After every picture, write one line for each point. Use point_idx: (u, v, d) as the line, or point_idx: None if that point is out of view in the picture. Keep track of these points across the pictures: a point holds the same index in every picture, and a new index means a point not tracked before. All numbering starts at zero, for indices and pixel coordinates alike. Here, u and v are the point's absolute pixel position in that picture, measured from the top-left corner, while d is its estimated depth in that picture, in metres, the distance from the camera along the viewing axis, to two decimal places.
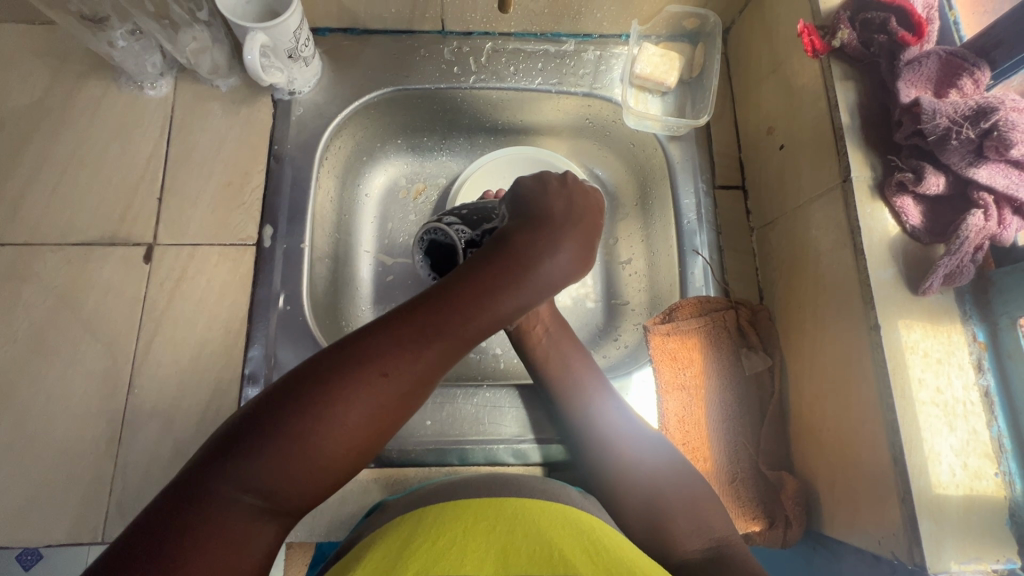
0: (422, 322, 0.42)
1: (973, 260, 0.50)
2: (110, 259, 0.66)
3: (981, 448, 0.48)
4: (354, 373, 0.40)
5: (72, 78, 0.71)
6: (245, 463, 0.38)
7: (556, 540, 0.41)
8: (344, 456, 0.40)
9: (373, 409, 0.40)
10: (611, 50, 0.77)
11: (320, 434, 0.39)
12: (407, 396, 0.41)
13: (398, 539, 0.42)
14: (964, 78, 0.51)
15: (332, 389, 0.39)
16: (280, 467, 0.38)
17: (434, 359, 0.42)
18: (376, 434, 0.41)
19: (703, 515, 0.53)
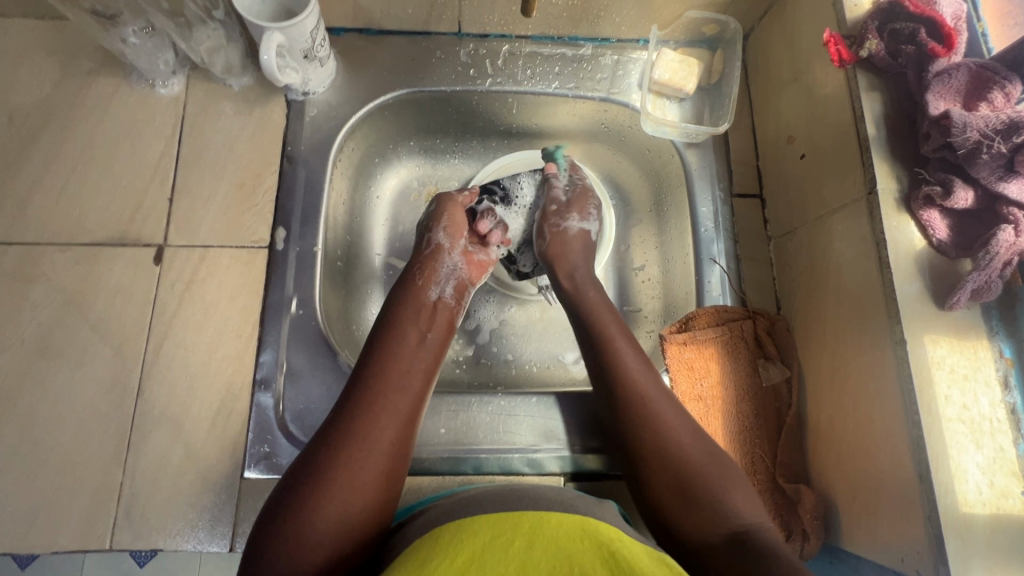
0: (369, 382, 0.52)
1: (1002, 275, 0.49)
2: (120, 260, 0.65)
3: (1007, 465, 0.48)
4: (326, 442, 0.48)
5: (82, 75, 0.69)
6: (269, 551, 0.43)
7: (577, 554, 0.40)
8: (345, 510, 0.45)
9: (352, 459, 0.47)
10: (629, 55, 0.76)
11: (313, 500, 0.45)
12: (377, 440, 0.49)
13: (414, 560, 0.40)
14: (994, 91, 0.51)
15: (335, 443, 0.48)
16: (314, 514, 0.45)
17: (386, 403, 0.51)
18: (365, 480, 0.47)
19: (730, 498, 0.49)
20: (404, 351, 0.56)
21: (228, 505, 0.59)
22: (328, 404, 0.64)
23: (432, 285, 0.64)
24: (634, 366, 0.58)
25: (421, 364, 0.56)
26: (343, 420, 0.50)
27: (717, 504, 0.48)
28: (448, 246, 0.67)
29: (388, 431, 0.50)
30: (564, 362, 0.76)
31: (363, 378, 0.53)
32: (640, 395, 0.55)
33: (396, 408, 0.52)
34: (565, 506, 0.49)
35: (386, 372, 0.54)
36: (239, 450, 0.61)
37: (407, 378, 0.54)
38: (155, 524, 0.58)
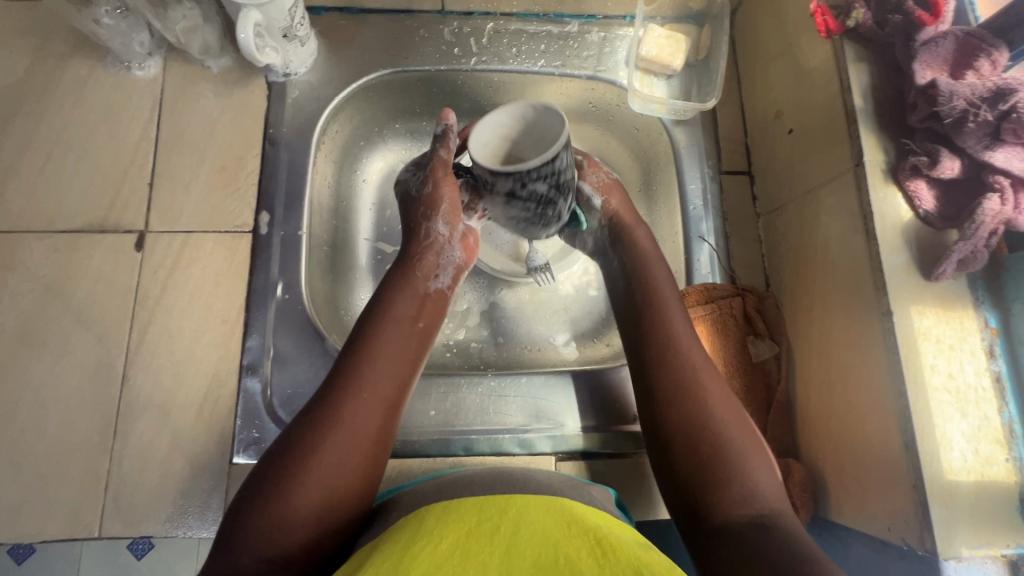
0: (354, 369, 0.51)
1: (987, 245, 0.49)
2: (100, 247, 0.63)
3: (992, 433, 0.48)
4: (309, 426, 0.47)
5: (55, 58, 0.68)
6: (241, 533, 0.43)
7: (562, 539, 0.40)
8: (322, 497, 0.45)
9: (332, 446, 0.46)
10: (616, 32, 0.75)
11: (292, 484, 0.44)
12: (360, 426, 0.48)
13: (399, 545, 0.40)
14: (981, 59, 0.51)
15: (315, 428, 0.47)
16: (291, 497, 0.44)
17: (366, 388, 0.50)
18: (346, 466, 0.47)
19: (752, 475, 0.49)
20: (394, 337, 0.54)
21: (218, 491, 0.59)
22: (317, 389, 0.63)
23: (433, 270, 0.61)
24: (682, 327, 0.57)
25: (408, 350, 0.55)
26: (330, 402, 0.49)
27: (739, 477, 0.48)
28: (446, 237, 0.62)
29: (369, 418, 0.49)
30: (554, 344, 0.76)
31: (349, 362, 0.52)
32: (694, 365, 0.54)
33: (382, 394, 0.51)
34: (553, 489, 0.49)
35: (372, 357, 0.52)
36: (228, 436, 0.60)
37: (395, 363, 0.53)
38: (144, 511, 0.57)
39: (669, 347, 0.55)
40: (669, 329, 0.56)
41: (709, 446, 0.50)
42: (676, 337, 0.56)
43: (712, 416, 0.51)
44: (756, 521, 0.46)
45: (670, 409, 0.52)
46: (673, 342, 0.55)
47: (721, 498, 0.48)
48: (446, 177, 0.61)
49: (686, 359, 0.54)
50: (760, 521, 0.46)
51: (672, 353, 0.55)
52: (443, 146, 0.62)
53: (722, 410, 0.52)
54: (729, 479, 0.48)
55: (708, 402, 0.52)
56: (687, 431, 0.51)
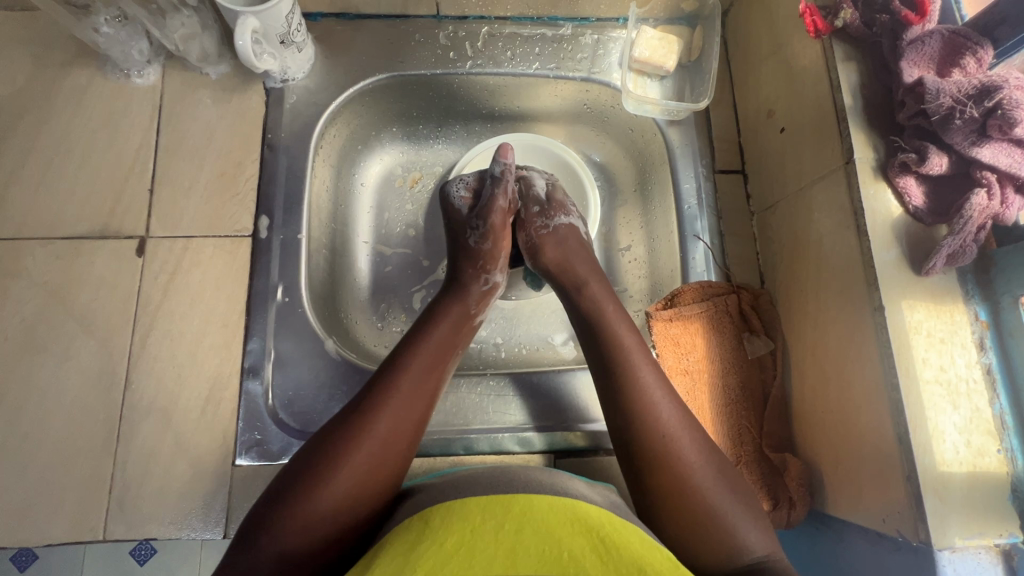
0: (393, 382, 0.52)
1: (976, 240, 0.50)
2: (102, 253, 0.64)
3: (983, 425, 0.49)
4: (344, 435, 0.48)
5: (55, 67, 0.68)
6: (264, 532, 0.44)
7: (567, 537, 0.41)
8: (349, 503, 0.46)
9: (366, 457, 0.47)
10: (609, 34, 0.76)
11: (323, 488, 0.45)
12: (391, 441, 0.49)
13: (404, 546, 0.41)
14: (966, 57, 0.51)
15: (346, 438, 0.48)
16: (314, 503, 0.44)
17: (404, 406, 0.51)
18: (373, 476, 0.47)
19: (738, 529, 0.49)
20: (432, 355, 0.55)
21: (220, 492, 0.59)
22: (318, 390, 0.63)
23: (467, 291, 0.63)
24: (651, 379, 0.55)
25: (444, 370, 0.56)
26: (367, 412, 0.49)
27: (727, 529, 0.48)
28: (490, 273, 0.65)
29: (405, 434, 0.50)
30: (553, 343, 0.77)
31: (388, 376, 0.52)
32: (652, 418, 0.53)
33: (418, 415, 0.51)
34: (554, 487, 0.50)
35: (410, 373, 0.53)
36: (230, 438, 0.61)
37: (428, 380, 0.54)
38: (148, 513, 0.58)
39: (637, 411, 0.54)
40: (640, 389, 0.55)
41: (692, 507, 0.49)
42: (650, 395, 0.54)
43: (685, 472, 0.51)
44: (752, 566, 0.46)
45: (652, 473, 0.51)
46: (644, 406, 0.54)
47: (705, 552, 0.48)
48: (502, 224, 0.66)
49: (644, 411, 0.54)
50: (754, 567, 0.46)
51: (642, 414, 0.53)
52: (500, 189, 0.66)
53: (695, 460, 0.52)
54: (719, 536, 0.48)
55: (686, 459, 0.51)
56: (671, 492, 0.50)
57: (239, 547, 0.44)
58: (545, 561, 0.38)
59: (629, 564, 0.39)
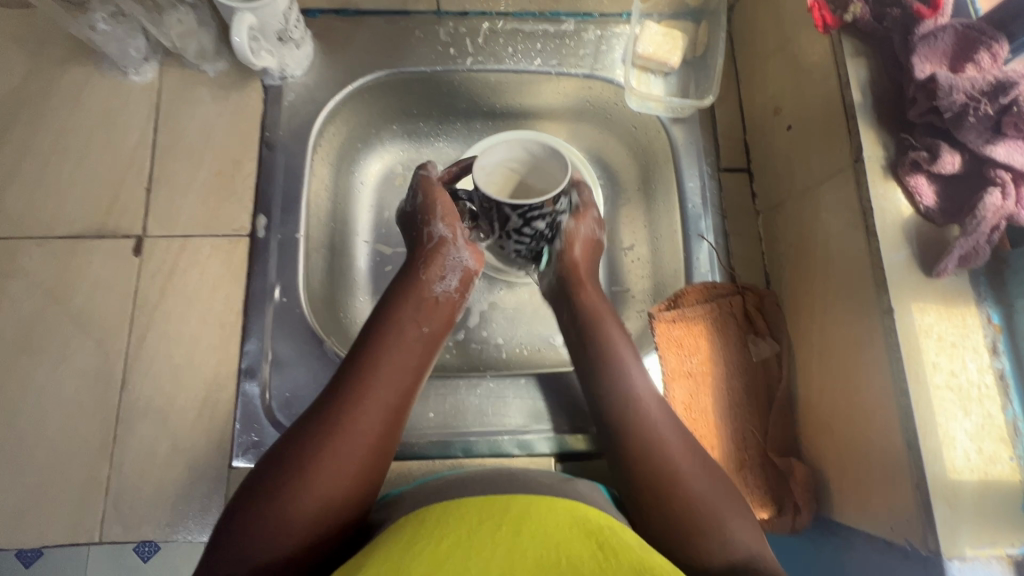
0: (356, 382, 0.51)
1: (989, 241, 0.48)
2: (98, 252, 0.64)
3: (996, 432, 0.47)
4: (306, 442, 0.47)
5: (52, 64, 0.68)
6: (233, 542, 0.43)
7: (565, 542, 0.40)
8: (318, 509, 0.45)
9: (330, 462, 0.46)
10: (612, 30, 0.75)
11: (289, 495, 0.44)
12: (360, 437, 0.48)
13: (398, 546, 0.40)
14: (980, 53, 0.50)
15: (313, 439, 0.47)
16: (282, 507, 0.44)
17: (367, 407, 0.50)
18: (341, 477, 0.46)
19: (728, 523, 0.48)
20: (399, 351, 0.54)
21: (217, 494, 0.59)
22: (315, 392, 0.63)
23: (437, 280, 0.60)
24: (642, 384, 0.56)
25: (408, 361, 0.54)
26: (329, 417, 0.48)
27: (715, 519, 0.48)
28: (450, 238, 0.61)
29: (368, 432, 0.49)
30: (554, 345, 0.76)
31: (350, 377, 0.51)
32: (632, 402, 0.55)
33: (384, 413, 0.50)
34: (553, 489, 0.49)
35: (371, 373, 0.52)
36: (227, 440, 0.60)
37: (399, 375, 0.53)
38: (145, 515, 0.58)
39: (628, 404, 0.55)
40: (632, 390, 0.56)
41: (683, 492, 0.49)
42: (638, 393, 0.56)
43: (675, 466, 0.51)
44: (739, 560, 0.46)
45: (636, 460, 0.52)
46: (637, 403, 0.55)
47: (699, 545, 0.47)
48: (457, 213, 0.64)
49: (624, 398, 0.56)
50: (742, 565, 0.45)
51: (635, 408, 0.55)
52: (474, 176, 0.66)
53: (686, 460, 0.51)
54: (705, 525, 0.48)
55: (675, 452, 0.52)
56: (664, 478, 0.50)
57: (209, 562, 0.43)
58: (541, 567, 0.37)
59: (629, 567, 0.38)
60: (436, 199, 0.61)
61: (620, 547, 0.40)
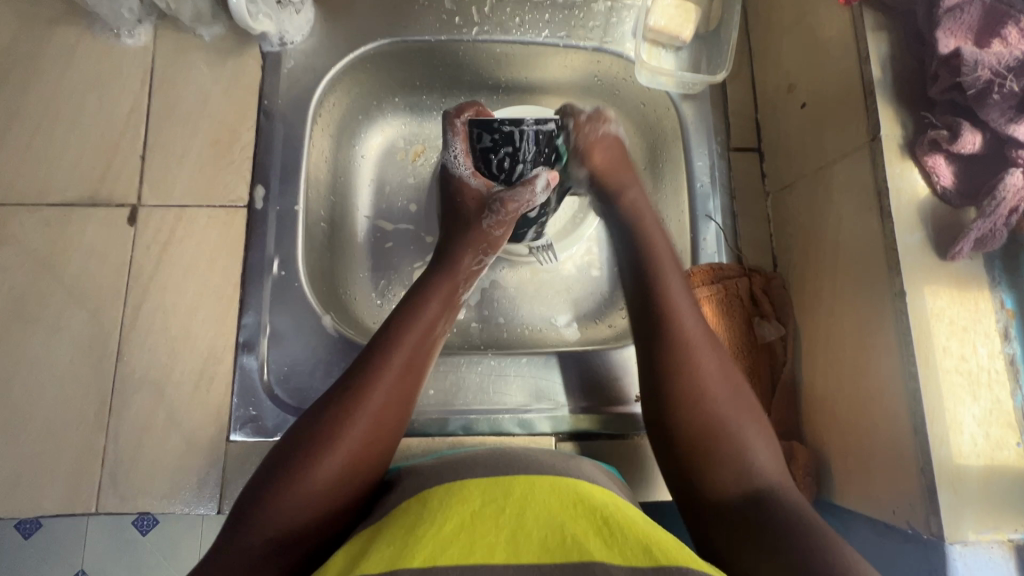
0: (379, 360, 0.50)
1: (1007, 223, 0.47)
2: (92, 221, 0.62)
3: (1003, 417, 0.47)
4: (329, 417, 0.47)
5: (42, 24, 0.65)
6: (260, 505, 0.43)
7: (569, 521, 0.40)
8: (346, 477, 0.45)
9: (364, 426, 0.47)
10: (623, 1, 0.72)
11: (317, 460, 0.45)
12: (387, 404, 0.49)
13: (402, 528, 0.40)
14: (1008, 26, 0.48)
15: (346, 403, 0.48)
16: (310, 471, 0.44)
17: (391, 386, 0.49)
18: (369, 441, 0.47)
19: (750, 450, 0.47)
20: (426, 321, 0.54)
21: (214, 469, 0.58)
22: (314, 366, 0.62)
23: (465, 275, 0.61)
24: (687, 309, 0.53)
25: (434, 332, 0.54)
26: (354, 394, 0.48)
27: (737, 455, 0.47)
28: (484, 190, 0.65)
29: (392, 410, 0.49)
30: (556, 324, 0.75)
31: (379, 349, 0.51)
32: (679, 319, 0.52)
33: (408, 390, 0.51)
34: (556, 467, 0.48)
35: (400, 350, 0.51)
36: (224, 414, 0.59)
37: (422, 348, 0.53)
38: (142, 487, 0.57)
39: (671, 325, 0.52)
40: (674, 321, 0.52)
41: (713, 421, 0.48)
42: (678, 305, 0.53)
43: (704, 388, 0.49)
44: (754, 498, 0.45)
45: (672, 375, 0.50)
46: (675, 320, 0.52)
47: (718, 476, 0.46)
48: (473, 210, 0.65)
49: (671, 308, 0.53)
50: (755, 497, 0.45)
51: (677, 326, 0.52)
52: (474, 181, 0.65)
53: (712, 373, 0.50)
54: (727, 462, 0.47)
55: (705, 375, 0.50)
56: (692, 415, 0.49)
57: (237, 517, 0.43)
58: (546, 549, 0.37)
59: (635, 545, 0.38)
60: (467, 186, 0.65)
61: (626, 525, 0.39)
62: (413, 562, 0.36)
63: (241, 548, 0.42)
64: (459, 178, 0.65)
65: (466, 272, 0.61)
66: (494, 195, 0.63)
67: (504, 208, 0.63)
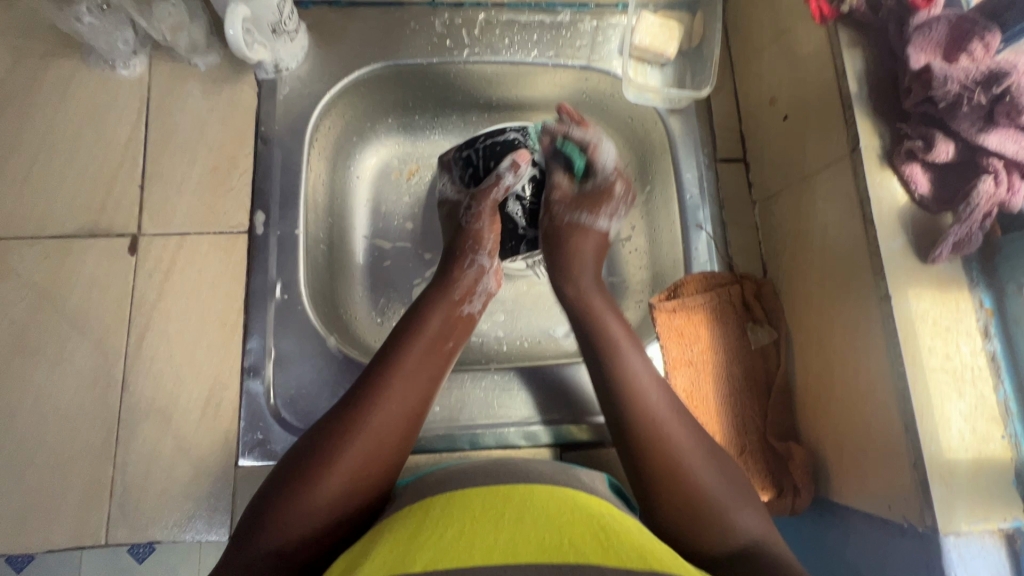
0: (385, 377, 0.52)
1: (981, 227, 0.50)
2: (92, 251, 0.62)
3: (988, 412, 0.49)
4: (336, 431, 0.48)
5: (36, 58, 0.66)
6: (261, 528, 0.44)
7: (566, 525, 0.41)
8: (346, 496, 0.46)
9: (363, 446, 0.48)
10: (609, 21, 0.75)
11: (316, 480, 0.46)
12: (391, 424, 0.50)
13: (404, 533, 0.41)
14: (974, 43, 0.51)
15: (348, 420, 0.49)
16: (309, 493, 0.45)
17: (396, 400, 0.51)
18: (369, 460, 0.48)
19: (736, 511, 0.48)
20: (428, 341, 0.56)
21: (224, 493, 0.58)
22: (320, 388, 0.62)
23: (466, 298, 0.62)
24: (647, 378, 0.55)
25: (436, 353, 0.56)
26: (359, 407, 0.50)
27: (718, 512, 0.48)
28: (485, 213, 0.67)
29: (397, 425, 0.50)
30: (554, 336, 0.76)
31: (383, 367, 0.53)
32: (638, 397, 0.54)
33: (412, 407, 0.52)
34: (558, 478, 0.49)
35: (401, 367, 0.53)
36: (232, 439, 0.60)
37: (423, 369, 0.54)
38: (151, 516, 0.57)
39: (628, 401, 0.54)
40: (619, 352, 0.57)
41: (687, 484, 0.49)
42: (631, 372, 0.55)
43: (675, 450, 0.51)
44: (740, 552, 0.46)
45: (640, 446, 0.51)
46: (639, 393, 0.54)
47: (699, 534, 0.47)
48: (491, 216, 0.67)
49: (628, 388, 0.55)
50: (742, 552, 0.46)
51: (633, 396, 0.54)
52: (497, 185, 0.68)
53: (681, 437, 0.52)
54: (710, 521, 0.47)
55: (682, 447, 0.51)
56: (666, 474, 0.50)
57: (240, 540, 0.44)
58: (544, 550, 0.38)
59: (631, 552, 0.39)
60: (476, 225, 0.66)
61: (623, 534, 0.40)
62: (414, 564, 0.37)
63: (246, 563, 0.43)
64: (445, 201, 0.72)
65: (465, 286, 0.63)
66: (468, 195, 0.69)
67: (478, 201, 0.67)
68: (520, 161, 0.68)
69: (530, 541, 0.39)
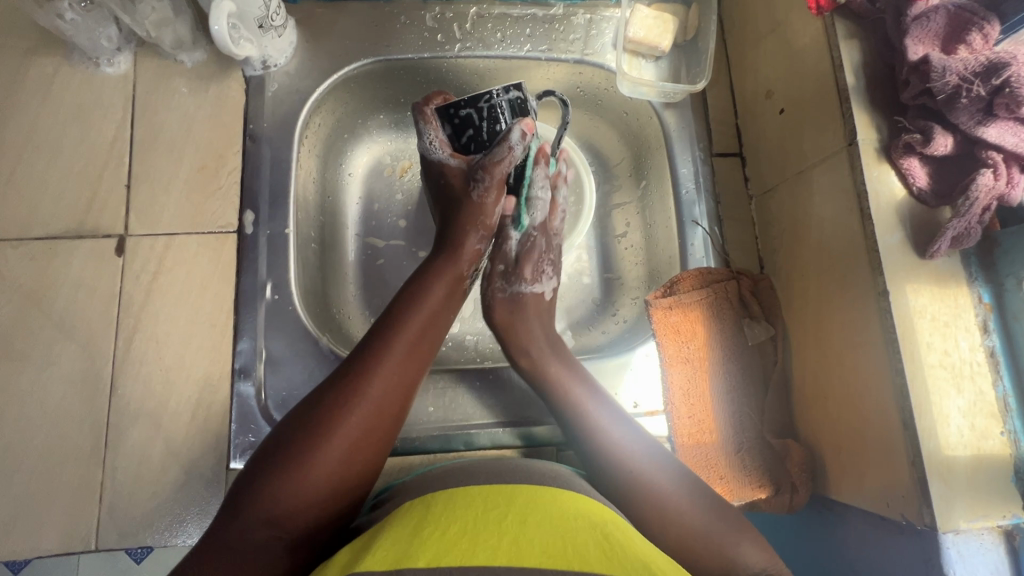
0: (382, 349, 0.51)
1: (981, 221, 0.49)
2: (79, 253, 0.61)
3: (987, 408, 0.48)
4: (331, 404, 0.48)
5: (19, 56, 0.65)
6: (250, 501, 0.43)
7: (571, 533, 0.40)
8: (343, 470, 0.46)
9: (360, 417, 0.48)
10: (602, 14, 0.73)
11: (313, 452, 0.45)
12: (388, 398, 0.50)
13: (406, 529, 0.40)
14: (973, 33, 0.50)
15: (346, 391, 0.48)
16: (302, 466, 0.44)
17: (391, 371, 0.51)
18: (365, 433, 0.48)
19: (728, 547, 0.48)
20: (428, 311, 0.55)
21: (216, 497, 0.58)
22: (312, 389, 0.61)
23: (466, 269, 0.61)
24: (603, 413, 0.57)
25: (434, 325, 0.55)
26: (354, 382, 0.49)
27: (710, 543, 0.48)
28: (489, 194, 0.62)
29: (395, 397, 0.50)
30: None
31: (381, 337, 0.52)
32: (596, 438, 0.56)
33: (408, 379, 0.52)
34: (557, 479, 0.49)
35: (399, 338, 0.52)
36: (223, 442, 0.59)
37: (422, 341, 0.54)
38: (142, 521, 0.56)
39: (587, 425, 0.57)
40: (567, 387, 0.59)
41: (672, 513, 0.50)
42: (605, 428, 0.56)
43: (666, 500, 0.51)
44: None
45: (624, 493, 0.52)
46: (620, 454, 0.54)
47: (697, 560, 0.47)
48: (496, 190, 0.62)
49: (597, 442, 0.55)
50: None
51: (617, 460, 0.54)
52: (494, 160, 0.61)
53: (658, 472, 0.53)
54: (706, 552, 0.48)
55: (642, 467, 0.53)
56: (631, 490, 0.52)
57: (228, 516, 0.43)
58: (550, 552, 0.37)
59: (633, 560, 0.38)
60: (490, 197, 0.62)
61: (625, 542, 0.40)
62: (418, 560, 0.36)
63: (238, 537, 0.42)
64: (438, 163, 0.65)
65: (469, 255, 0.62)
66: (476, 166, 0.62)
67: (488, 174, 0.62)
68: (525, 130, 0.60)
69: (535, 542, 0.38)
